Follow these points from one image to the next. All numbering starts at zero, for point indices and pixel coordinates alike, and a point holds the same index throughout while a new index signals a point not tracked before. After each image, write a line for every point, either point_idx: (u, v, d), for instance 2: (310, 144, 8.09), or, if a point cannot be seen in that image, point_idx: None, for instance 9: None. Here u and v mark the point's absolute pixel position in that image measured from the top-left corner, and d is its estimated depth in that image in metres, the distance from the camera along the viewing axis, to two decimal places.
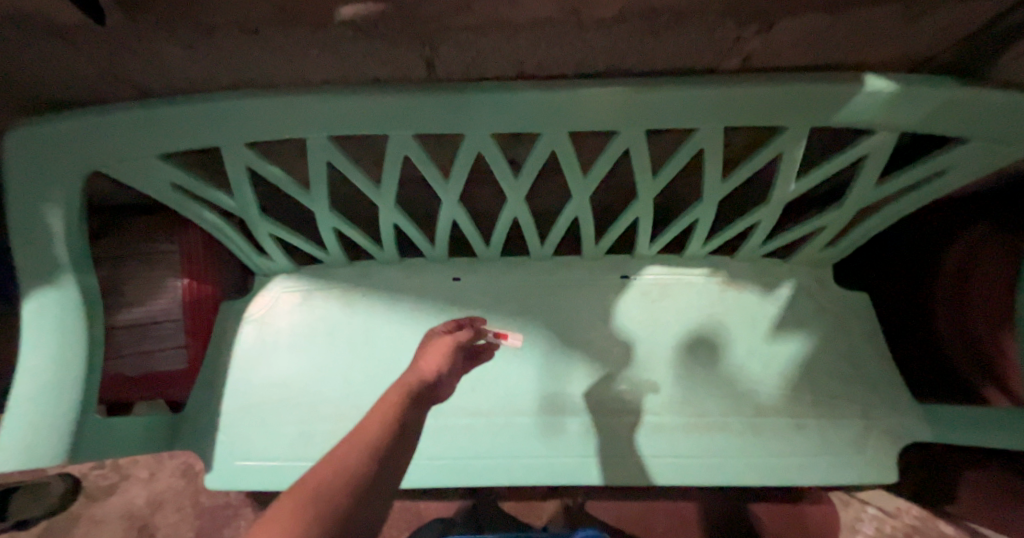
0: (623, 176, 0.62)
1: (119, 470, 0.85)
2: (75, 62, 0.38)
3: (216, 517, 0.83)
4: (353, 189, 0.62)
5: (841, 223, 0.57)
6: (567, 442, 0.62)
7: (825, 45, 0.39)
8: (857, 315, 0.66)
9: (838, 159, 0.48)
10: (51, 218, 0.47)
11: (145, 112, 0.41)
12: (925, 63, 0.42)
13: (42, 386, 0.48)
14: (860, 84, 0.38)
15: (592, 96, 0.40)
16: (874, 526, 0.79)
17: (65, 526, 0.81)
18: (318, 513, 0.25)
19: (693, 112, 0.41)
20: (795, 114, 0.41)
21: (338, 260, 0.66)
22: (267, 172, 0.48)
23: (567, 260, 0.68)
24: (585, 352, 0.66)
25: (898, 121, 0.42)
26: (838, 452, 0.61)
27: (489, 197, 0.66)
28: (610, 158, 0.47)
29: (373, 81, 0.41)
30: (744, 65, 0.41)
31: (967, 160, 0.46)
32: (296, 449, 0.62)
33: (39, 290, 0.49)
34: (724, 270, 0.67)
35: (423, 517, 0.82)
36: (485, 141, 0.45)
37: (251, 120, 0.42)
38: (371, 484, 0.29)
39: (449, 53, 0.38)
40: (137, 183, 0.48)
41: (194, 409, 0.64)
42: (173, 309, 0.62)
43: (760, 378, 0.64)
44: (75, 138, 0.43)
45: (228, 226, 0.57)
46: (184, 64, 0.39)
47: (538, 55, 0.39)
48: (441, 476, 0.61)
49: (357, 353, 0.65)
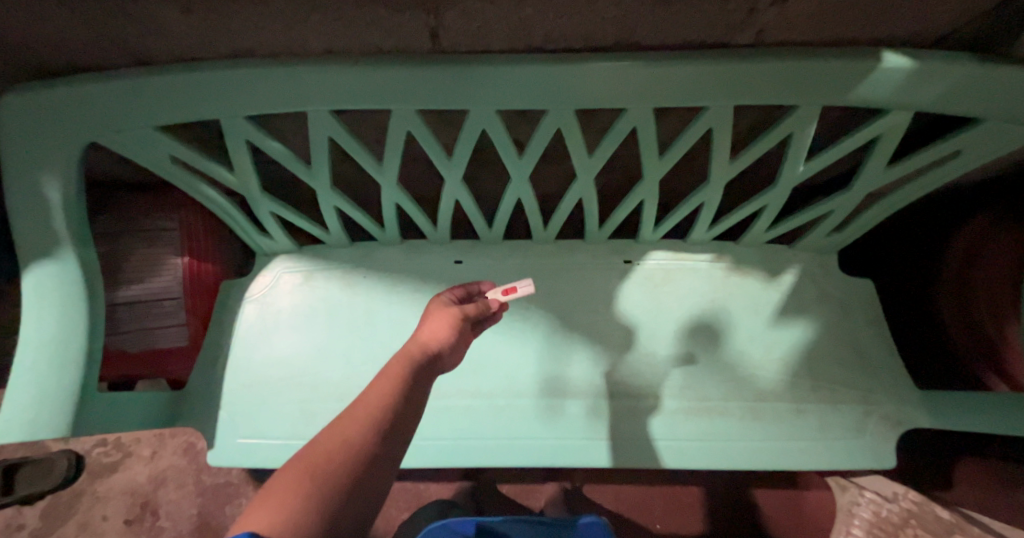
0: (628, 159, 0.62)
1: (122, 447, 0.86)
2: (70, 25, 0.37)
3: (217, 496, 0.83)
4: (354, 167, 0.62)
5: (849, 208, 0.56)
6: (567, 424, 0.62)
7: (842, 19, 0.38)
8: (861, 302, 0.66)
9: (850, 140, 0.47)
10: (49, 190, 0.47)
11: (142, 80, 0.40)
12: (946, 37, 0.41)
13: (43, 359, 0.48)
14: (878, 60, 0.37)
15: (601, 70, 0.39)
16: (871, 510, 0.77)
17: (69, 501, 0.82)
18: (321, 484, 0.27)
19: (703, 88, 0.40)
20: (810, 93, 0.40)
21: (339, 241, 0.65)
22: (267, 147, 0.47)
23: (570, 244, 0.68)
24: (586, 335, 0.65)
25: (913, 101, 0.41)
26: (838, 437, 0.61)
27: (492, 178, 0.66)
28: (616, 137, 0.46)
29: (376, 51, 0.40)
30: (758, 39, 0.40)
31: (980, 142, 0.45)
32: (299, 428, 0.62)
33: (39, 263, 0.49)
34: (727, 256, 0.67)
35: (423, 497, 0.83)
36: (489, 118, 0.44)
37: (250, 92, 0.41)
38: (375, 455, 0.31)
39: (454, 22, 0.37)
40: (137, 155, 0.47)
41: (195, 386, 0.64)
42: (174, 288, 0.61)
43: (761, 363, 0.64)
44: (69, 106, 0.42)
45: (229, 203, 0.56)
46: (181, 29, 0.37)
47: (546, 25, 0.38)
48: (441, 456, 0.61)
49: (358, 334, 0.65)
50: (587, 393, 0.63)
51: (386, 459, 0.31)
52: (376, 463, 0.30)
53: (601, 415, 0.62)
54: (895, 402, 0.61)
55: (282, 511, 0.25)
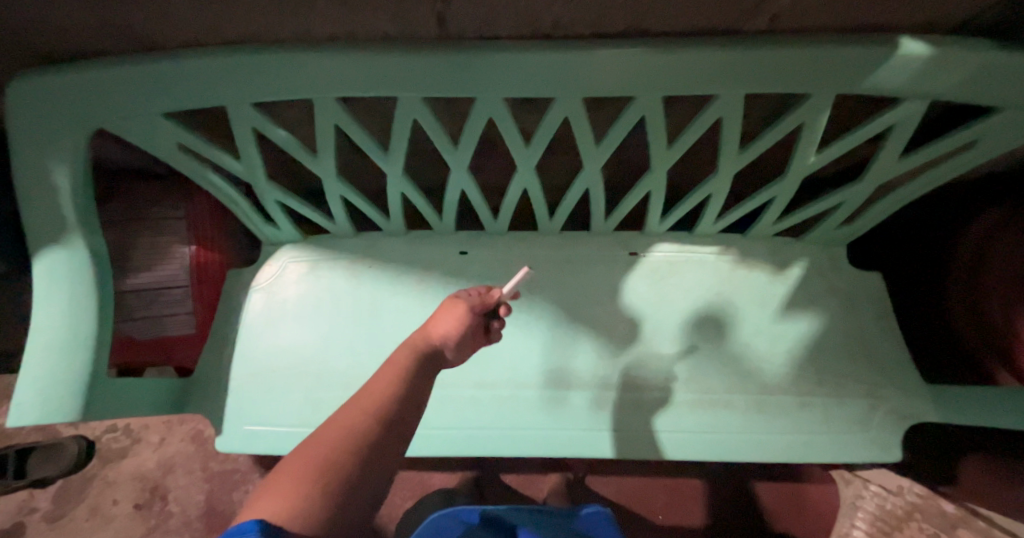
0: (635, 151, 0.61)
1: (132, 434, 0.87)
2: (77, 10, 0.37)
3: (224, 482, 0.85)
4: (360, 157, 0.62)
5: (860, 200, 0.56)
6: (571, 415, 0.62)
7: (858, 5, 0.37)
8: (869, 295, 0.65)
9: (863, 131, 0.46)
10: (58, 176, 0.47)
11: (148, 66, 0.40)
12: (965, 24, 0.40)
13: (53, 344, 0.48)
14: (893, 47, 0.37)
15: (609, 57, 0.38)
16: (875, 504, 0.78)
17: (80, 486, 0.83)
18: (322, 474, 0.27)
19: (714, 76, 0.39)
20: (823, 82, 0.40)
21: (344, 231, 0.66)
22: (273, 135, 0.47)
23: (576, 235, 0.67)
24: (591, 327, 0.65)
25: (929, 89, 0.40)
26: (843, 431, 0.60)
27: (498, 169, 0.66)
28: (624, 127, 0.46)
29: (383, 37, 0.40)
30: (770, 25, 0.39)
31: (997, 133, 0.44)
32: (304, 416, 0.62)
33: (48, 249, 0.49)
34: (734, 248, 0.66)
35: (427, 487, 0.84)
36: (496, 107, 0.44)
37: (255, 78, 0.40)
38: (379, 445, 0.31)
39: (461, 7, 0.37)
40: (144, 142, 0.47)
41: (202, 373, 0.65)
42: (181, 276, 0.62)
43: (767, 356, 0.64)
44: (77, 92, 0.42)
45: (235, 191, 0.56)
46: (187, 13, 0.37)
47: (555, 12, 0.37)
48: (447, 446, 0.62)
49: (364, 324, 0.65)
50: (592, 385, 0.63)
51: (390, 448, 0.32)
52: (381, 453, 0.31)
53: (605, 406, 0.62)
54: (902, 396, 0.61)
55: (284, 499, 0.25)
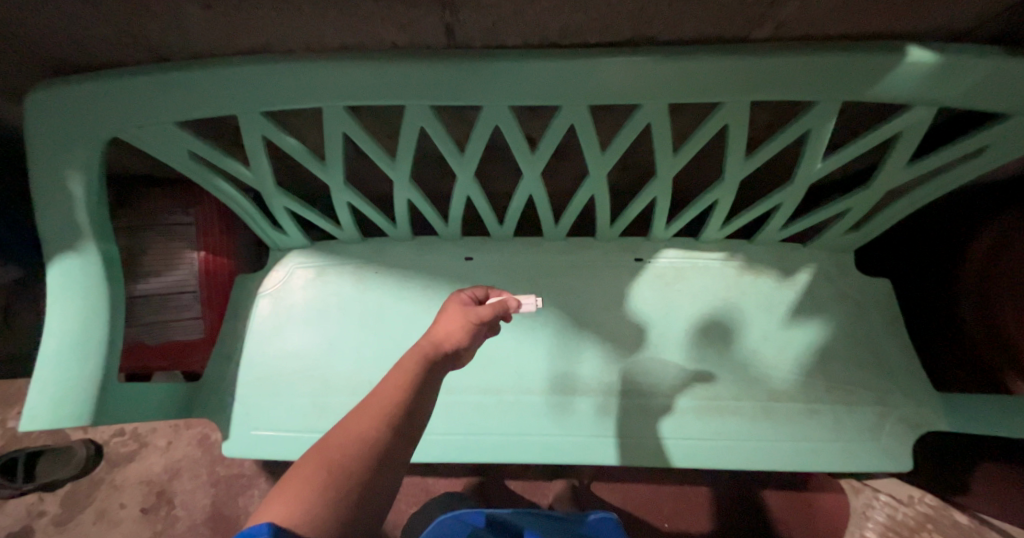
0: (640, 157, 0.61)
1: (139, 438, 0.87)
2: (94, 22, 0.38)
3: (231, 487, 0.85)
4: (367, 163, 0.62)
5: (867, 206, 0.55)
6: (576, 421, 0.62)
7: (864, 13, 0.37)
8: (878, 302, 0.65)
9: (870, 137, 0.46)
10: (73, 184, 0.48)
11: (163, 76, 0.40)
12: (971, 32, 0.40)
13: (65, 349, 0.49)
14: (902, 54, 0.37)
15: (615, 65, 0.38)
16: (886, 513, 0.77)
17: (87, 490, 0.84)
18: (334, 479, 0.27)
19: (721, 84, 0.40)
20: (830, 89, 0.40)
21: (351, 237, 0.66)
22: (283, 142, 0.48)
23: (582, 241, 0.68)
24: (597, 333, 0.65)
25: (936, 97, 0.40)
26: (852, 439, 0.60)
27: (504, 175, 0.66)
28: (629, 134, 0.46)
29: (390, 46, 0.40)
30: (776, 34, 0.39)
31: (1008, 138, 0.44)
32: (311, 420, 0.63)
33: (61, 255, 0.50)
34: (740, 254, 0.66)
35: (431, 492, 0.84)
36: (503, 114, 0.44)
37: (266, 88, 0.41)
38: (390, 449, 0.31)
39: (470, 17, 0.37)
40: (157, 150, 0.48)
41: (210, 378, 0.65)
42: (191, 282, 0.63)
43: (774, 363, 0.63)
44: (94, 102, 0.43)
45: (244, 198, 0.57)
46: (201, 24, 0.38)
47: (562, 21, 0.38)
48: (452, 452, 0.62)
49: (370, 329, 0.66)
50: (598, 391, 0.63)
51: (400, 453, 0.32)
52: (391, 457, 0.31)
53: (611, 413, 0.62)
54: (911, 403, 0.60)
55: (298, 503, 0.26)
